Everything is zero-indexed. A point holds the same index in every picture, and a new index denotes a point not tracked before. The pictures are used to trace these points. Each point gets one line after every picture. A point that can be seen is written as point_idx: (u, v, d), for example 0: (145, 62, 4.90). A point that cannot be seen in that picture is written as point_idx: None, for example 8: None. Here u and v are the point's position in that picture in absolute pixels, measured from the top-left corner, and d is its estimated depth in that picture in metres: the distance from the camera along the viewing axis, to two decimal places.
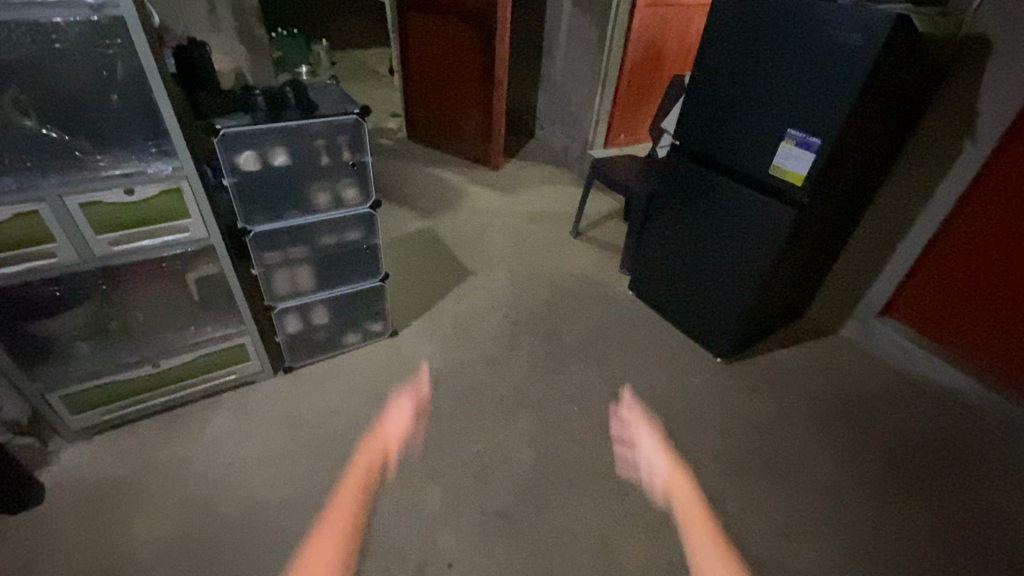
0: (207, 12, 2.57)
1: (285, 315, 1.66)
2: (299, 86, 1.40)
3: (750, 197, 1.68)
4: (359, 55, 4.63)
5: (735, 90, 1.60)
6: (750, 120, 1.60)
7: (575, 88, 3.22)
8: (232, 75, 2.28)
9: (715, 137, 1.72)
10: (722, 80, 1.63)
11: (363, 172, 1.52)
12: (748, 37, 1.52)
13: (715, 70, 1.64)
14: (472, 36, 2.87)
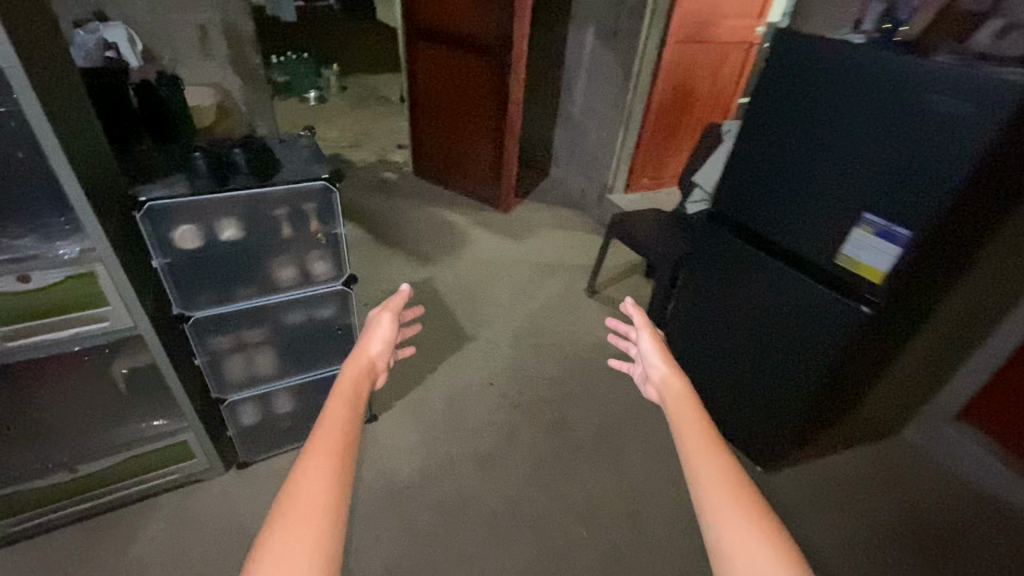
0: (198, 39, 2.38)
1: (238, 407, 1.38)
2: (258, 144, 1.15)
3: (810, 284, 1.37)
4: (371, 80, 4.45)
5: (796, 155, 1.31)
6: (815, 192, 1.30)
7: (595, 127, 2.96)
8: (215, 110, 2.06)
9: (765, 209, 1.42)
10: (779, 142, 1.34)
11: (335, 244, 1.25)
12: (817, 93, 1.23)
13: (767, 132, 1.36)
14: (484, 68, 2.63)
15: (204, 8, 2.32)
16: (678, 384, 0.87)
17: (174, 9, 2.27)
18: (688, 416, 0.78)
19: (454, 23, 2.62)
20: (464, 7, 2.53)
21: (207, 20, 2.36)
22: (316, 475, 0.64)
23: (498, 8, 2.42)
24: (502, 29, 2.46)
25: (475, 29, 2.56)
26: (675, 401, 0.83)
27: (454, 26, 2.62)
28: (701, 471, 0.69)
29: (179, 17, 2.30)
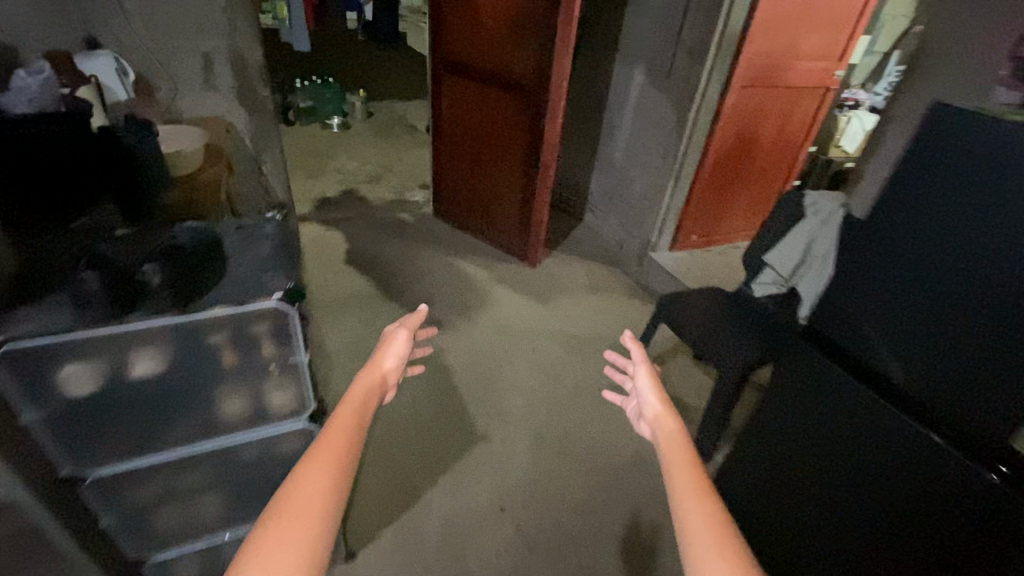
0: (202, 68, 2.13)
1: (172, 564, 1.07)
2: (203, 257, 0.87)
3: (893, 413, 0.99)
4: (399, 106, 4.19)
5: (958, 270, 0.88)
6: (947, 321, 0.91)
7: (639, 176, 2.60)
8: (207, 154, 1.79)
9: (907, 343, 0.97)
10: (899, 249, 0.95)
11: (294, 373, 0.92)
12: (969, 192, 0.84)
13: (919, 235, 0.92)
14: (517, 108, 2.31)
15: (209, 35, 2.08)
16: (670, 422, 0.79)
17: (173, 35, 2.03)
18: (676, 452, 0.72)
19: (484, 57, 2.30)
20: (496, 39, 2.22)
21: (212, 49, 2.11)
22: (313, 482, 0.59)
23: (536, 44, 2.10)
24: (539, 67, 2.14)
25: (509, 65, 2.24)
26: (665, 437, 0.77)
27: (484, 60, 2.31)
28: (687, 501, 0.64)
29: (180, 44, 2.06)
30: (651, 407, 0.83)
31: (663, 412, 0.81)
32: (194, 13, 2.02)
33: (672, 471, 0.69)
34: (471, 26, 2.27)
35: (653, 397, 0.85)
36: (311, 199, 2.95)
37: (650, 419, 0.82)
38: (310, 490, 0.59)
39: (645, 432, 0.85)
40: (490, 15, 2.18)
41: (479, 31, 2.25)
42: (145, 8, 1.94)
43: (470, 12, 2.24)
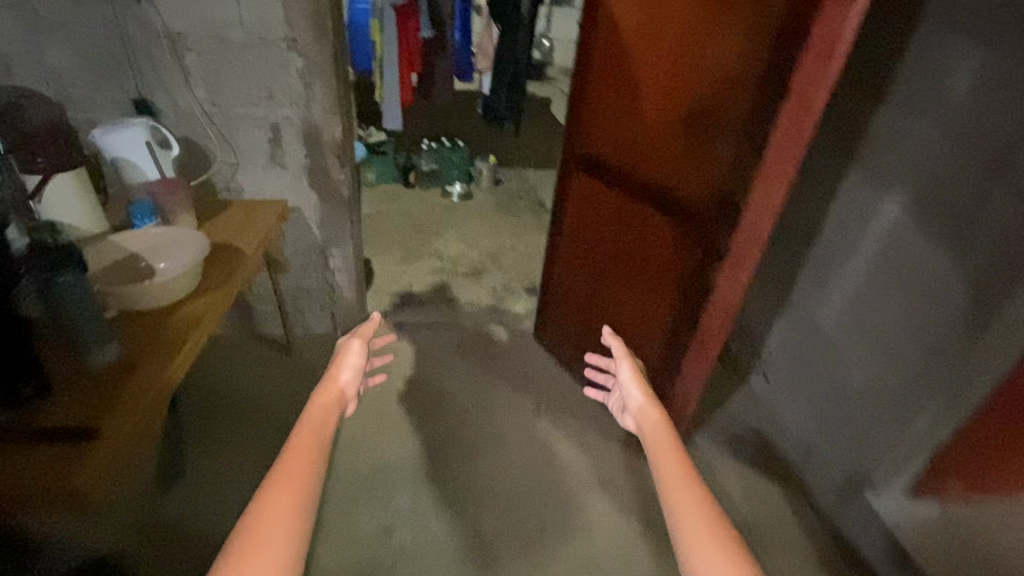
0: (269, 141, 1.69)
1: None
2: None
3: None
4: (530, 177, 3.59)
5: None
6: None
7: (867, 363, 1.59)
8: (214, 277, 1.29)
9: None
10: None
11: None
12: None
13: None
14: (676, 232, 1.47)
15: (279, 102, 1.62)
16: (654, 412, 1.07)
17: (240, 101, 1.61)
18: (665, 445, 0.95)
19: (638, 152, 1.52)
20: (660, 129, 1.43)
21: (283, 119, 1.65)
22: (276, 506, 0.76)
23: (727, 137, 1.26)
24: (727, 181, 1.29)
25: (674, 168, 1.43)
26: (650, 424, 1.03)
27: (637, 156, 1.53)
28: (674, 495, 0.84)
29: (246, 113, 1.63)
30: (636, 400, 1.11)
31: (647, 403, 1.08)
32: (265, 75, 1.58)
33: (658, 455, 0.93)
34: (625, 108, 1.52)
35: (638, 391, 1.15)
36: (392, 293, 2.39)
37: (636, 410, 1.10)
38: (276, 517, 0.75)
39: (629, 421, 1.14)
40: (658, 94, 1.40)
41: (636, 116, 1.49)
42: (207, 65, 1.54)
43: (628, 89, 1.49)
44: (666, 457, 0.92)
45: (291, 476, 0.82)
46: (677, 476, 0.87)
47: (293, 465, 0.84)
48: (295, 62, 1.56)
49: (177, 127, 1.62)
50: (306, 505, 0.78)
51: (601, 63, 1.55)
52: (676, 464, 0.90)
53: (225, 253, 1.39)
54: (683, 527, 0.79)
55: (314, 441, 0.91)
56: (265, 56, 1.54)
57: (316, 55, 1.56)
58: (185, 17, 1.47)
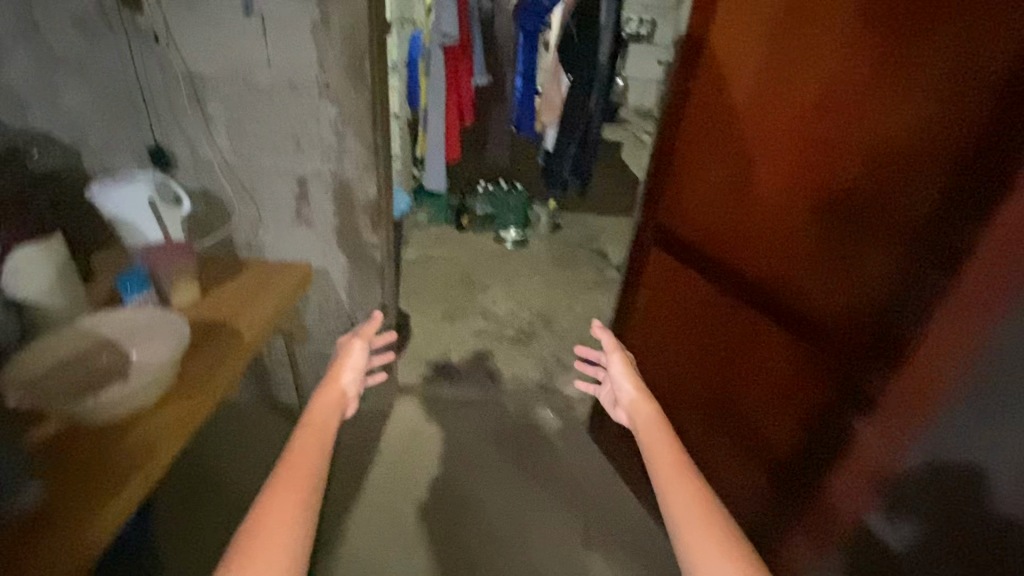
0: (295, 197, 1.47)
1: None
2: None
3: None
4: (592, 225, 3.26)
5: None
6: None
7: None
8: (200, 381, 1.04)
9: None
10: None
11: None
12: None
13: None
14: (793, 346, 1.09)
15: (308, 154, 1.40)
16: (647, 406, 0.92)
17: (265, 151, 1.40)
18: (662, 440, 0.83)
19: (740, 232, 1.17)
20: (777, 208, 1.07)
21: (311, 173, 1.43)
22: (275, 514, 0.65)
23: (881, 241, 0.90)
24: (882, 292, 0.91)
25: (796, 261, 1.06)
26: (644, 422, 0.89)
27: (739, 238, 1.17)
28: (674, 493, 0.73)
29: (271, 165, 1.42)
30: (627, 393, 0.96)
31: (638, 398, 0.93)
32: (293, 124, 1.36)
33: (652, 449, 0.81)
34: (726, 173, 1.17)
35: (629, 384, 0.99)
36: (427, 359, 2.11)
37: (626, 404, 0.96)
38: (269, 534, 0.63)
39: (622, 416, 0.99)
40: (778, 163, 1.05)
41: (742, 187, 1.14)
42: (231, 111, 1.35)
43: (733, 152, 1.15)
44: (660, 449, 0.81)
45: (285, 489, 0.69)
46: (675, 474, 0.76)
47: (290, 476, 0.71)
48: (327, 110, 1.33)
49: (196, 178, 1.43)
50: (304, 508, 0.68)
51: (696, 122, 1.22)
52: (671, 456, 0.79)
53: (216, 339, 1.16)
54: (684, 535, 0.69)
55: (315, 449, 0.76)
56: (293, 101, 1.32)
57: (351, 101, 1.32)
58: (208, 58, 1.28)
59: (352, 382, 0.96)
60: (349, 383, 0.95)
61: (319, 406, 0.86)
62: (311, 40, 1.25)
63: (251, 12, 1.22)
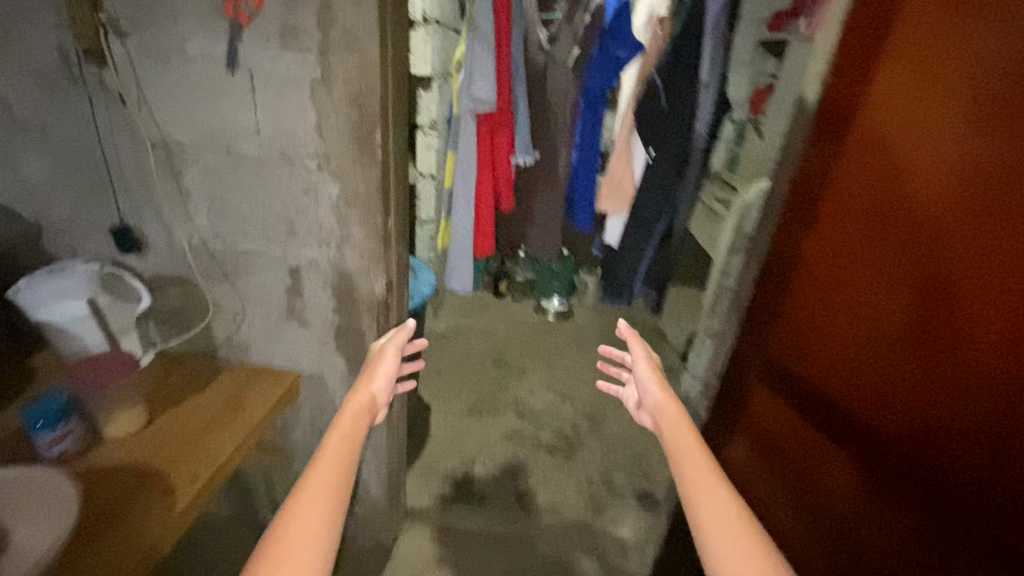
0: (286, 289, 1.17)
1: None
2: None
3: None
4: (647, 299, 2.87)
5: None
6: None
7: None
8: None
9: None
10: None
11: None
12: None
13: None
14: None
15: (303, 240, 1.11)
16: (676, 412, 0.92)
17: (251, 234, 1.12)
18: (693, 451, 0.84)
19: (901, 376, 0.90)
20: (928, 377, 0.86)
21: (306, 262, 1.13)
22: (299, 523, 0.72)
23: None
24: None
25: None
26: (675, 429, 0.89)
27: (912, 386, 0.89)
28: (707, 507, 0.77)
29: (259, 250, 1.13)
30: (653, 397, 0.96)
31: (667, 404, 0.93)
32: (285, 203, 1.07)
33: (687, 466, 0.83)
34: (886, 300, 0.91)
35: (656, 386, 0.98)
36: (445, 472, 1.73)
37: (653, 409, 0.95)
38: (300, 533, 0.71)
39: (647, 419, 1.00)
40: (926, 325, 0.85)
41: (925, 321, 0.85)
42: (212, 186, 1.07)
43: (897, 278, 0.89)
44: (693, 462, 0.82)
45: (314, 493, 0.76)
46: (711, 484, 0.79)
47: (314, 486, 0.77)
48: (327, 188, 1.04)
49: (171, 262, 1.16)
50: (331, 512, 0.74)
51: (848, 207, 0.97)
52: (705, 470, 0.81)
53: (131, 510, 0.85)
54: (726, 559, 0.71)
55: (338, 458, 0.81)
56: (287, 177, 1.04)
57: (357, 178, 1.02)
58: (186, 124, 1.02)
59: (382, 392, 0.98)
60: (380, 390, 0.98)
61: (340, 420, 0.88)
62: (310, 102, 0.97)
63: (236, 69, 0.96)
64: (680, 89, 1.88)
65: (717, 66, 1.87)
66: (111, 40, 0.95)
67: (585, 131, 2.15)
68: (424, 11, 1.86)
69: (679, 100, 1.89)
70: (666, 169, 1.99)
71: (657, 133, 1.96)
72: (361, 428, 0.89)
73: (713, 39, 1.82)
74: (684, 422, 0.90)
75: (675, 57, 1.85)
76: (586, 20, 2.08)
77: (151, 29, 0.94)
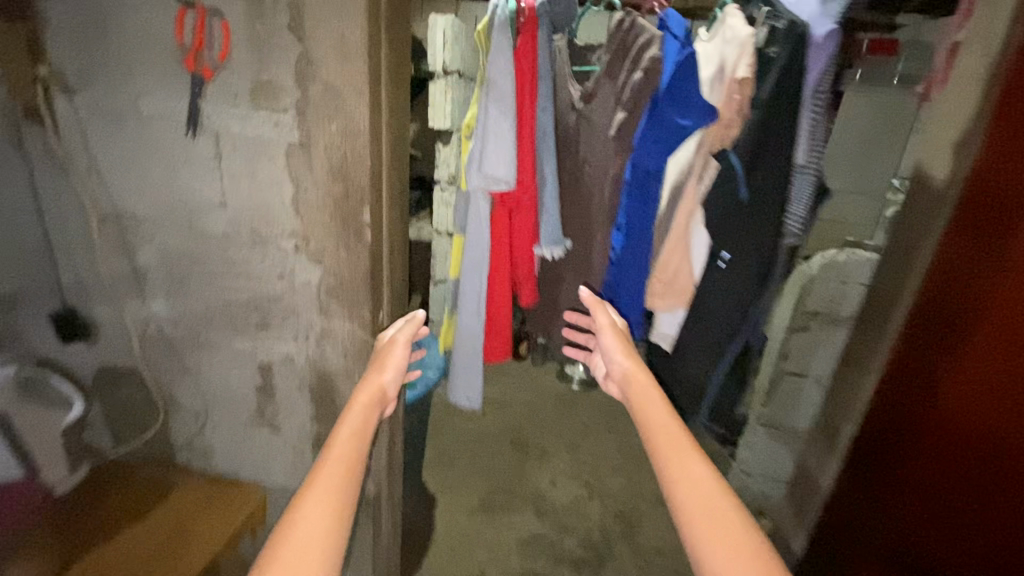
0: (256, 388, 0.96)
1: None
2: None
3: None
4: None
5: None
6: None
7: None
8: None
9: None
10: None
11: None
12: None
13: None
14: None
15: (277, 333, 0.90)
16: (647, 384, 0.73)
17: (216, 324, 0.92)
18: (665, 433, 0.66)
19: None
20: None
21: (280, 359, 0.92)
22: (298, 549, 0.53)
23: None
24: None
25: None
26: (646, 404, 0.70)
27: None
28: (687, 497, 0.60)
29: (225, 343, 0.93)
30: (619, 365, 0.78)
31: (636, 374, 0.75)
32: (256, 288, 0.87)
33: (663, 451, 0.64)
34: None
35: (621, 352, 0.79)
36: None
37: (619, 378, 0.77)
38: None
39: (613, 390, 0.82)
40: None
41: None
42: (171, 267, 0.89)
43: None
44: (666, 450, 0.64)
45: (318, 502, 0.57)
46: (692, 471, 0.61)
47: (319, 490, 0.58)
48: (304, 273, 0.84)
49: (125, 350, 0.97)
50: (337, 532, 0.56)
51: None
52: (680, 454, 0.63)
53: None
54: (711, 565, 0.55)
55: (343, 458, 0.62)
56: (257, 259, 0.85)
57: (341, 264, 0.82)
58: (142, 195, 0.84)
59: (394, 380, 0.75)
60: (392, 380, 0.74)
61: (347, 416, 0.67)
62: (284, 172, 0.78)
63: (198, 132, 0.78)
64: (768, 178, 1.02)
65: (819, 149, 1.04)
66: (56, 98, 0.79)
67: (634, 204, 1.16)
68: (444, 61, 1.68)
69: (770, 196, 1.03)
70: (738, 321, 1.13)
71: (738, 241, 1.07)
72: (371, 423, 0.68)
73: (820, 111, 1.01)
74: (654, 393, 0.72)
75: (763, 136, 1.00)
76: (634, 78, 1.12)
77: (99, 86, 0.78)
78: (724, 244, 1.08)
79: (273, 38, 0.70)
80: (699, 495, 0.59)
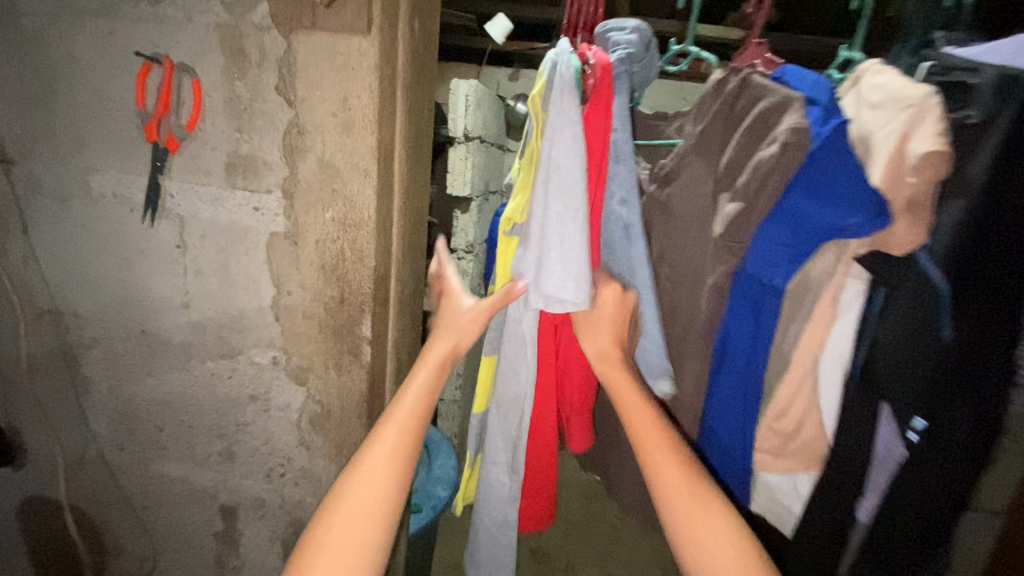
0: (215, 533, 0.74)
1: None
2: None
3: None
4: None
5: None
6: None
7: None
8: None
9: None
10: None
11: None
12: None
13: None
14: None
15: (244, 468, 0.69)
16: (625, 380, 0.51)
17: (168, 452, 0.71)
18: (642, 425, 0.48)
19: None
20: None
21: (247, 501, 0.71)
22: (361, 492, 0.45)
23: None
24: None
25: None
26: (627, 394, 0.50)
27: None
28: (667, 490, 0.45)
29: (179, 476, 0.72)
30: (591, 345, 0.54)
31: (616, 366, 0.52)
32: (220, 412, 0.67)
33: (644, 437, 0.47)
34: None
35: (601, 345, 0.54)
36: None
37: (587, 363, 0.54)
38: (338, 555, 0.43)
39: None
40: None
41: None
42: (118, 380, 0.70)
43: None
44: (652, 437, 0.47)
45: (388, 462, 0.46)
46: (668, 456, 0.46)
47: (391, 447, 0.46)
48: (283, 397, 0.64)
49: (54, 479, 0.76)
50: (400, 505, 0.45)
51: None
52: (664, 449, 0.47)
53: None
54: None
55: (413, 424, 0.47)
56: (224, 375, 0.65)
57: (330, 389, 0.62)
58: (86, 289, 0.67)
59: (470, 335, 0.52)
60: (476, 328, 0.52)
61: (421, 372, 0.49)
62: (263, 269, 0.60)
63: (158, 218, 0.61)
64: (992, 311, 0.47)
65: None
66: None
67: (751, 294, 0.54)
68: (465, 127, 1.50)
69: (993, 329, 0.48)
70: (937, 516, 0.53)
71: (945, 396, 0.50)
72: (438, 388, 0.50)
73: None
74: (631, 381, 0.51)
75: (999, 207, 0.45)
76: (760, 158, 0.49)
77: (43, 157, 0.62)
78: (916, 407, 0.50)
79: (257, 103, 0.54)
80: (682, 502, 0.44)
